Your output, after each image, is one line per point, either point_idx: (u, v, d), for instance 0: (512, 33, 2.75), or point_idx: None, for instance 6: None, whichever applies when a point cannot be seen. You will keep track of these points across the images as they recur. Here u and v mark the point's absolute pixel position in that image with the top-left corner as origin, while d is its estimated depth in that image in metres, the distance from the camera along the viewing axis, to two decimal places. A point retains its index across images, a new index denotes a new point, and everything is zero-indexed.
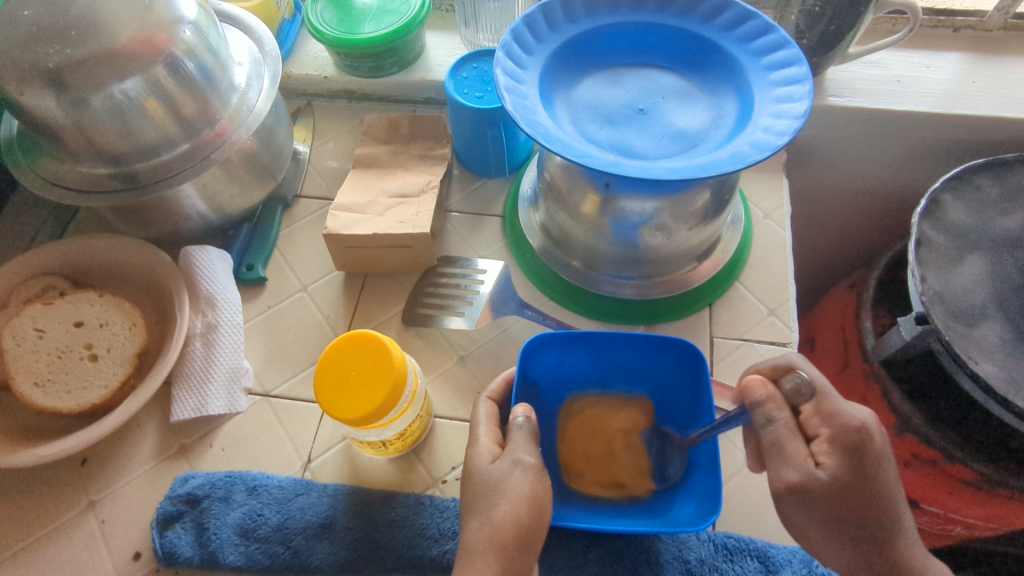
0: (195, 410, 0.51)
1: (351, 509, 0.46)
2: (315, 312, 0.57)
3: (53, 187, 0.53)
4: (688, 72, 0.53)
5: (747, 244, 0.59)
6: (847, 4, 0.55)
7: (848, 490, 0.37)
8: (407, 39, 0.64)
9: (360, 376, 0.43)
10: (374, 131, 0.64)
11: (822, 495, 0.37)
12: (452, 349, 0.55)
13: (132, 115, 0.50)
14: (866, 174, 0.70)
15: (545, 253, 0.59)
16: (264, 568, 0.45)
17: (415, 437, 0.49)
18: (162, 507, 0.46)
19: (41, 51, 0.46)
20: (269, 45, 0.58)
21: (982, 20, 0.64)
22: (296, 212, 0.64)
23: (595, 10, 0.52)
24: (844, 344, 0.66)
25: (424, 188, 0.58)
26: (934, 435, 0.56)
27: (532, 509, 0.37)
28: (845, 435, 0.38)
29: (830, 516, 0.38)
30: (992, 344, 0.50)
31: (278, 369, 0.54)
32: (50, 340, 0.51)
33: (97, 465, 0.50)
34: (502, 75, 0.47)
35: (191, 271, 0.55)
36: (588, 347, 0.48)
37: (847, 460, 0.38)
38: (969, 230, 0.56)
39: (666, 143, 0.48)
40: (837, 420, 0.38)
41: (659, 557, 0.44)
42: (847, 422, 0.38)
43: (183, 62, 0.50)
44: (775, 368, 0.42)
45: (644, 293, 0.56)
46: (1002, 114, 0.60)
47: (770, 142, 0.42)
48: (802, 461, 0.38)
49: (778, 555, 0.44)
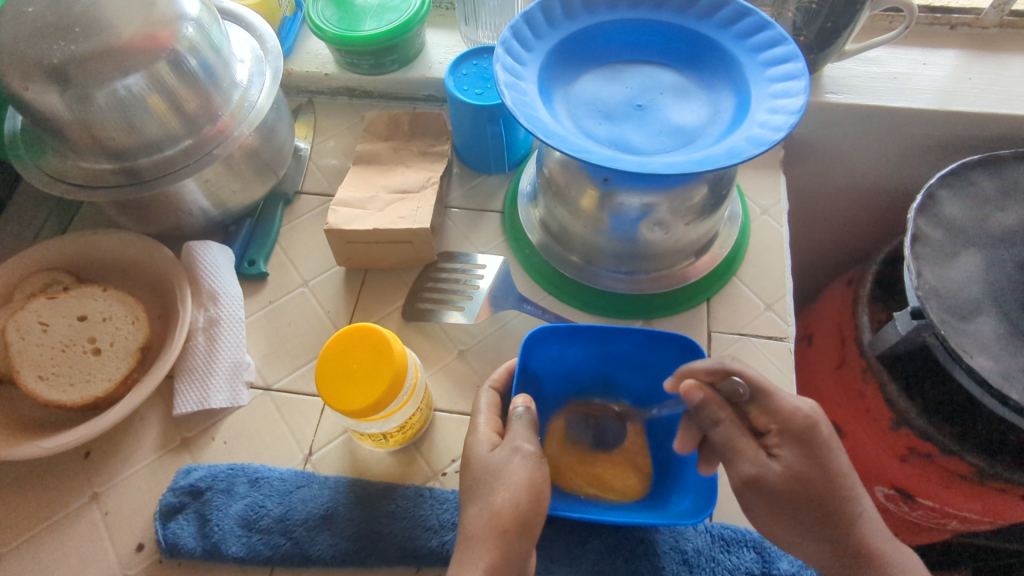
0: (197, 403, 0.51)
1: (352, 501, 0.47)
2: (316, 307, 0.58)
3: (57, 183, 0.53)
4: (686, 69, 0.53)
5: (745, 239, 0.59)
6: (843, 1, 0.55)
7: (805, 482, 0.38)
8: (407, 36, 0.65)
9: (360, 368, 0.43)
10: (374, 128, 0.64)
11: (777, 487, 0.38)
12: (451, 344, 0.55)
13: (136, 110, 0.50)
14: (863, 171, 0.70)
15: (545, 249, 0.59)
16: (265, 559, 0.45)
17: (415, 430, 0.49)
18: (165, 499, 0.47)
19: (45, 47, 0.46)
20: (270, 42, 0.59)
21: (979, 18, 0.65)
22: (298, 208, 0.64)
23: (593, 7, 0.53)
24: (841, 339, 0.66)
25: (424, 183, 0.59)
26: (930, 428, 0.57)
27: (531, 498, 0.38)
28: (791, 426, 0.39)
29: (788, 509, 0.39)
30: (987, 337, 0.51)
31: (280, 364, 0.55)
32: (54, 333, 0.51)
33: (101, 458, 0.51)
34: (502, 71, 0.47)
35: (193, 266, 0.55)
36: (589, 340, 0.48)
37: (799, 451, 0.39)
38: (964, 225, 0.56)
39: (664, 138, 0.49)
40: (782, 414, 0.40)
41: (657, 547, 0.44)
42: (793, 412, 0.40)
43: (185, 58, 0.51)
44: (712, 372, 0.41)
45: (643, 287, 0.57)
46: (998, 111, 0.60)
47: (767, 137, 0.43)
48: (755, 455, 0.39)
49: (774, 546, 0.44)
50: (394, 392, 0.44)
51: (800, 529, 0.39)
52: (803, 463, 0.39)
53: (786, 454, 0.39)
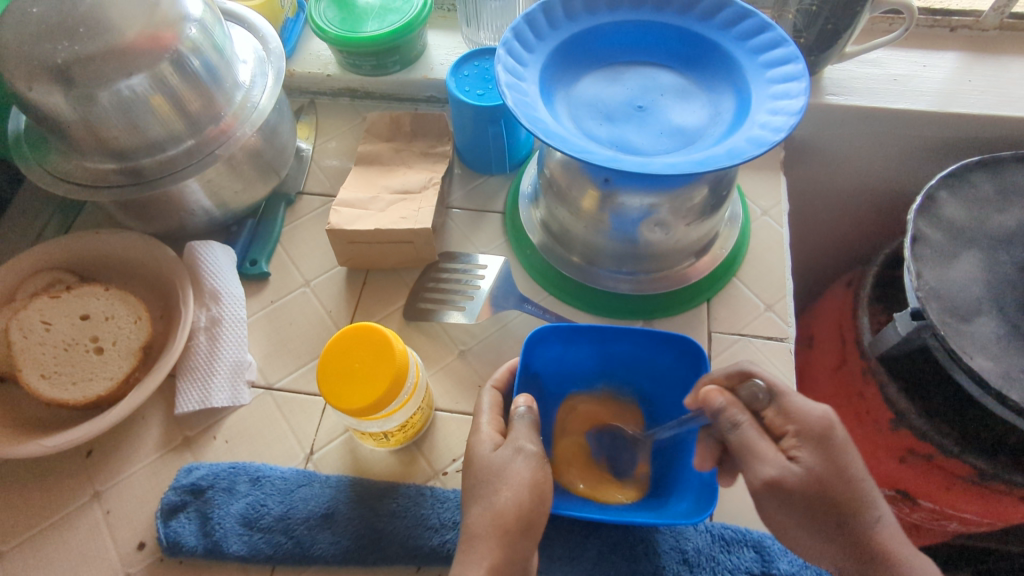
0: (199, 402, 0.51)
1: (353, 500, 0.47)
2: (317, 307, 0.58)
3: (59, 182, 0.54)
4: (686, 70, 0.53)
5: (745, 241, 0.59)
6: (843, 3, 0.55)
7: (822, 483, 0.38)
8: (409, 38, 0.65)
9: (361, 368, 0.43)
10: (376, 128, 0.64)
11: (796, 488, 0.38)
12: (452, 344, 0.55)
13: (139, 110, 0.50)
14: (863, 173, 0.70)
15: (546, 250, 0.59)
16: (267, 558, 0.45)
17: (416, 429, 0.49)
18: (167, 497, 0.47)
19: (50, 47, 0.47)
20: (273, 43, 0.59)
21: (978, 20, 0.65)
22: (299, 208, 0.64)
23: (594, 8, 0.53)
24: (841, 340, 0.67)
25: (425, 184, 0.59)
26: (929, 429, 0.57)
27: (532, 496, 0.38)
28: (809, 427, 0.39)
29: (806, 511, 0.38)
30: (987, 338, 0.51)
31: (281, 363, 0.55)
32: (56, 332, 0.52)
33: (102, 457, 0.51)
34: (503, 72, 0.48)
35: (195, 265, 0.55)
36: (589, 340, 0.48)
37: (817, 453, 0.38)
38: (964, 226, 0.57)
39: (664, 139, 0.49)
40: (799, 415, 0.39)
41: (657, 547, 0.44)
42: (810, 414, 0.39)
43: (188, 59, 0.51)
44: (730, 377, 0.41)
45: (644, 288, 0.57)
46: (998, 113, 0.60)
47: (767, 138, 0.43)
48: (774, 457, 0.38)
49: (774, 546, 0.44)
50: (395, 391, 0.44)
51: (818, 532, 0.39)
52: (825, 466, 0.38)
53: (803, 456, 0.39)
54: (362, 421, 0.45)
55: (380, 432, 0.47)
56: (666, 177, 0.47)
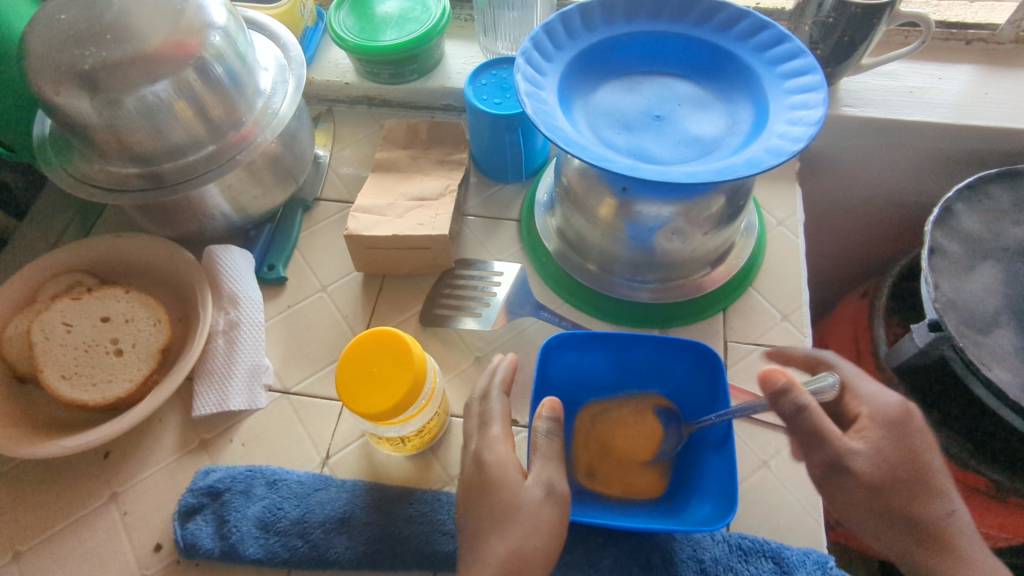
0: (217, 405, 0.52)
1: (369, 505, 0.47)
2: (334, 312, 0.58)
3: (83, 185, 0.54)
4: (703, 81, 0.54)
5: (761, 251, 0.59)
6: (860, 16, 0.56)
7: (891, 464, 0.39)
8: (427, 47, 0.66)
9: (382, 371, 0.44)
10: (393, 136, 0.65)
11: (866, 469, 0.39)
12: (468, 350, 0.55)
13: (163, 116, 0.51)
14: (878, 184, 0.70)
15: (561, 257, 0.59)
16: (283, 561, 0.45)
17: (432, 435, 0.50)
18: (185, 499, 0.47)
19: (79, 54, 0.48)
20: (294, 50, 0.60)
21: (994, 33, 0.65)
22: (316, 214, 0.65)
23: (612, 19, 0.53)
24: (856, 352, 0.66)
25: (442, 191, 0.59)
26: (947, 442, 0.56)
27: (551, 503, 0.38)
28: (885, 413, 0.41)
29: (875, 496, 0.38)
30: (1006, 350, 0.51)
31: (298, 367, 0.55)
32: (77, 334, 0.52)
33: (120, 458, 0.51)
34: (522, 81, 0.48)
35: (214, 270, 0.56)
36: (606, 347, 0.48)
37: (889, 435, 0.40)
38: (981, 238, 0.57)
39: (682, 149, 0.49)
40: (875, 400, 0.42)
41: (674, 556, 0.44)
42: (887, 402, 0.41)
43: (212, 65, 0.52)
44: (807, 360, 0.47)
45: (659, 296, 0.57)
46: (1016, 126, 0.61)
47: (786, 147, 0.43)
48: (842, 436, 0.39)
49: (792, 556, 0.44)
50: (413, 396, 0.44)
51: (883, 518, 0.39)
52: (891, 450, 0.39)
53: (872, 438, 0.40)
54: (379, 425, 0.45)
55: (395, 436, 0.47)
56: (684, 186, 0.47)
